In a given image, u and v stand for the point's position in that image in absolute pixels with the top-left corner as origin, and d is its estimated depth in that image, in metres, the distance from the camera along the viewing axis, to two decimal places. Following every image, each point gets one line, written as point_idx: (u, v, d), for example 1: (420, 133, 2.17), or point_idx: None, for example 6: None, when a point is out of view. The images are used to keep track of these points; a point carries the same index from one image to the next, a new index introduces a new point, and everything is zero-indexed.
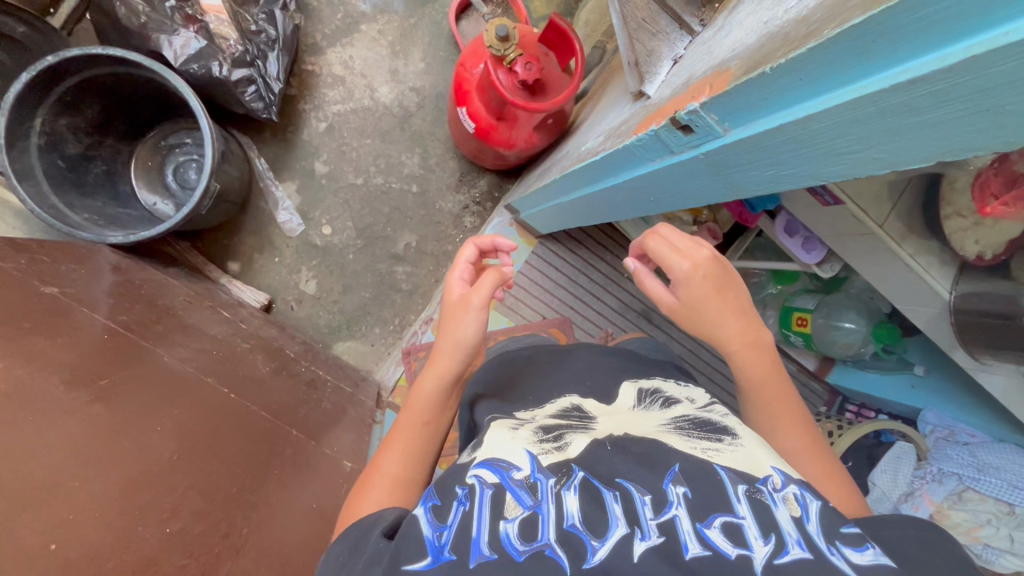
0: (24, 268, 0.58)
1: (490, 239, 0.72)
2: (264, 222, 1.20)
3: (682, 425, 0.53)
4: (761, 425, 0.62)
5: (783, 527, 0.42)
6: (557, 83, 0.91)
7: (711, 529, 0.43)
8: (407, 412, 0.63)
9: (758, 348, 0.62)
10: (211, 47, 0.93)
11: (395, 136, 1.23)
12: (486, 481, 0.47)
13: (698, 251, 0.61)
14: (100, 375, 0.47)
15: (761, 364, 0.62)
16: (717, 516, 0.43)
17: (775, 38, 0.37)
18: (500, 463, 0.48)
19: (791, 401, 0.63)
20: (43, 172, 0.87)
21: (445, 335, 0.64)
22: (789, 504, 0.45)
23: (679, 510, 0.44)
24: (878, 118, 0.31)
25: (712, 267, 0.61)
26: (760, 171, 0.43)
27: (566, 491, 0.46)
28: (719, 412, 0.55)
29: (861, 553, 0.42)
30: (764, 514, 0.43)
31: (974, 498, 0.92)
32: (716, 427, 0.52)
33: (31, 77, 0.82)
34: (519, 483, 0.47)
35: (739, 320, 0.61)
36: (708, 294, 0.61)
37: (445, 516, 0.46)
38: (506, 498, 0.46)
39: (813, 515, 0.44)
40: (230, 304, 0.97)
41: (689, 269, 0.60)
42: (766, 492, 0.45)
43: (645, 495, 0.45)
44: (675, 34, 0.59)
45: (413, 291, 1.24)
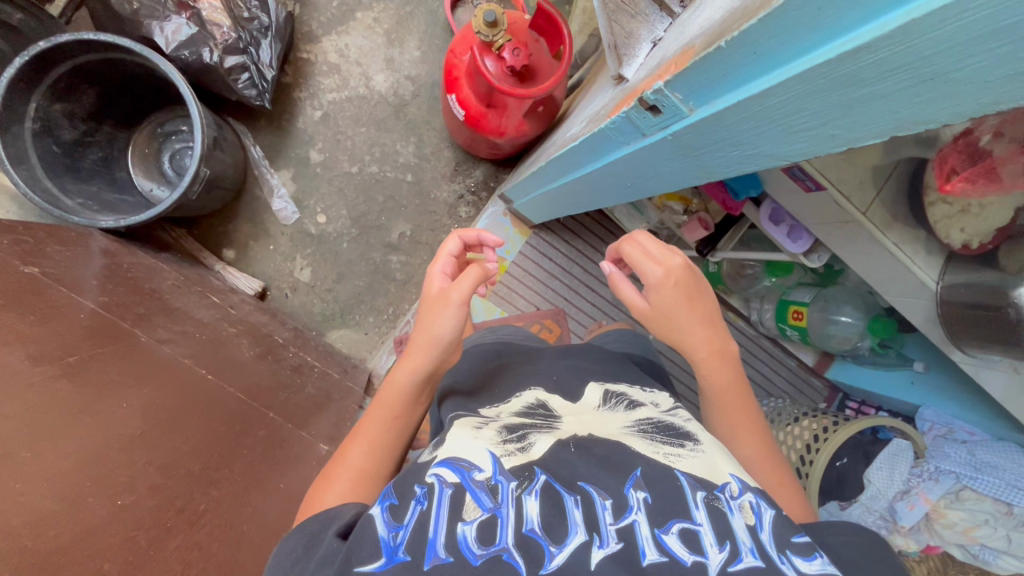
0: (5, 247, 0.59)
1: (475, 233, 0.74)
2: (259, 210, 1.20)
3: (645, 428, 0.53)
4: (720, 431, 0.62)
5: (738, 535, 0.43)
6: (547, 69, 0.90)
7: (669, 535, 0.42)
8: (377, 406, 0.63)
9: (723, 357, 0.61)
10: (203, 33, 0.94)
11: (390, 124, 1.23)
12: (445, 480, 0.46)
13: (672, 259, 0.60)
14: (67, 353, 0.47)
15: (725, 374, 0.61)
16: (675, 522, 0.43)
17: (736, 13, 0.36)
18: (461, 462, 0.47)
19: (752, 411, 0.62)
20: (36, 157, 0.88)
21: (422, 328, 0.64)
22: (744, 512, 0.45)
23: (638, 515, 0.44)
24: (831, 91, 0.30)
25: (684, 275, 0.60)
26: (727, 151, 0.43)
27: (528, 496, 0.45)
28: (682, 416, 0.56)
29: (809, 563, 0.42)
30: (721, 522, 0.43)
31: (971, 497, 0.90)
32: (679, 432, 0.52)
33: (25, 61, 0.83)
34: (480, 484, 0.46)
35: (707, 329, 0.61)
36: (678, 302, 0.60)
37: (402, 516, 0.45)
38: (466, 500, 0.45)
39: (766, 524, 0.44)
40: (222, 290, 0.98)
41: (662, 276, 0.59)
42: (723, 500, 0.45)
43: (606, 499, 0.45)
44: (655, 16, 0.57)
45: (407, 280, 1.24)
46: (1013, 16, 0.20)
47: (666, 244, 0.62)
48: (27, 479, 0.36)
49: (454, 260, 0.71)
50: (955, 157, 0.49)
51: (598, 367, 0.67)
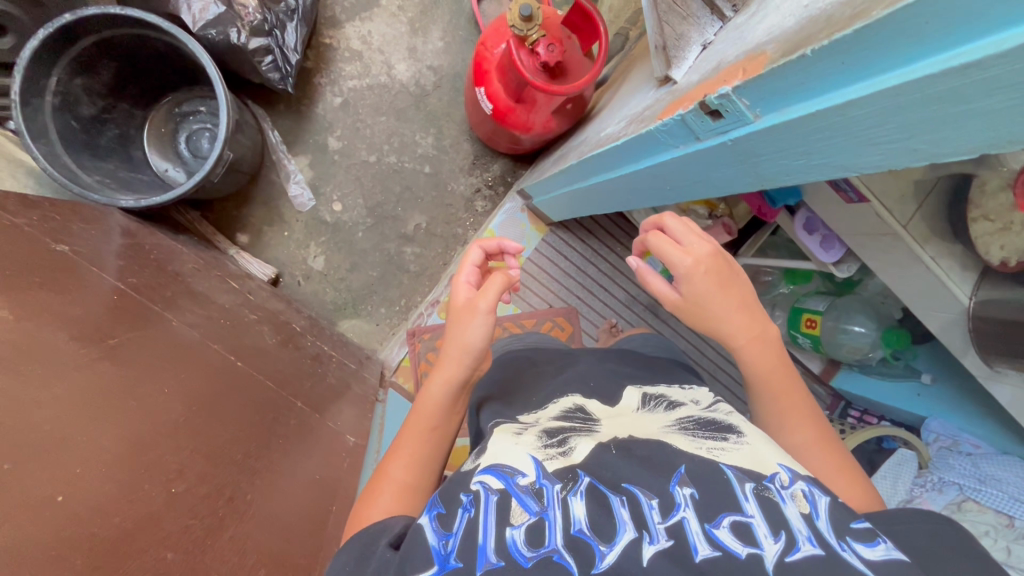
0: (36, 224, 0.58)
1: (496, 241, 0.73)
2: (274, 196, 1.19)
3: (687, 425, 0.53)
4: (770, 421, 0.63)
5: (793, 524, 0.43)
6: (579, 67, 0.89)
7: (720, 529, 0.42)
8: (414, 417, 0.64)
9: (764, 341, 0.62)
10: (230, 13, 0.91)
11: (410, 114, 1.22)
12: (490, 487, 0.47)
13: (700, 246, 0.60)
14: (109, 335, 0.47)
15: (767, 357, 0.62)
16: (726, 516, 0.43)
17: (817, 21, 0.35)
18: (505, 468, 0.49)
19: (798, 394, 0.63)
20: (56, 131, 0.87)
21: (452, 340, 0.64)
22: (797, 501, 0.45)
23: (686, 512, 0.44)
24: (924, 106, 0.30)
25: (715, 262, 0.60)
26: (788, 161, 0.42)
27: (573, 497, 0.46)
28: (723, 411, 0.56)
29: (872, 549, 0.42)
30: (773, 511, 0.43)
31: (974, 508, 0.90)
32: (720, 426, 0.53)
33: (48, 33, 0.81)
34: (524, 489, 0.47)
35: (743, 315, 0.61)
36: (711, 290, 0.60)
37: (451, 524, 0.46)
38: (512, 505, 0.45)
39: (822, 512, 0.45)
40: (239, 275, 0.96)
41: (691, 265, 0.60)
42: (774, 490, 0.45)
43: (653, 498, 0.45)
44: (705, 19, 0.57)
45: (422, 272, 1.23)
46: None
47: (697, 231, 0.62)
48: (86, 464, 0.36)
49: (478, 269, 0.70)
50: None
51: (631, 373, 0.67)
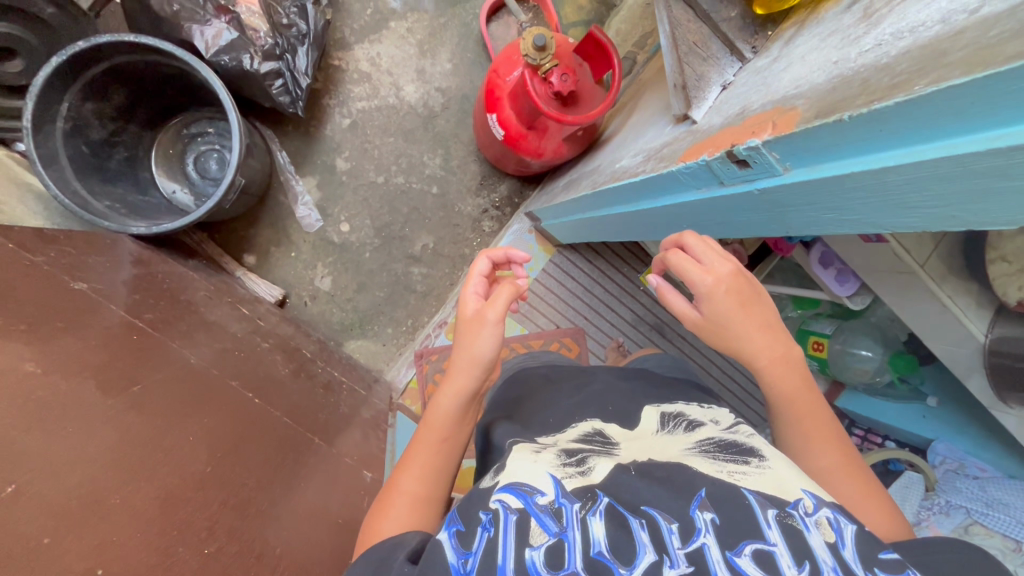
0: (53, 262, 0.57)
1: (503, 251, 0.72)
2: (282, 216, 1.18)
3: (707, 448, 0.52)
4: (794, 443, 0.62)
5: (818, 554, 0.41)
6: (591, 94, 0.90)
7: (742, 558, 0.41)
8: (426, 428, 0.63)
9: (788, 362, 0.62)
10: (243, 39, 0.92)
11: (418, 135, 1.22)
12: (509, 506, 0.46)
13: (721, 265, 0.61)
14: (132, 381, 0.47)
15: (789, 377, 0.62)
16: (748, 544, 0.42)
17: (851, 84, 0.36)
18: (523, 487, 0.48)
19: (822, 418, 0.62)
20: (66, 156, 0.86)
21: (461, 351, 0.64)
22: (822, 529, 0.44)
23: (707, 538, 0.43)
24: (967, 178, 0.30)
25: (735, 281, 0.60)
26: (820, 213, 0.43)
27: (593, 517, 0.45)
28: (745, 432, 0.55)
29: None
30: (797, 540, 0.42)
31: (981, 532, 0.91)
32: (742, 449, 0.52)
33: (62, 61, 0.81)
34: (543, 509, 0.46)
35: (765, 335, 0.61)
36: (733, 309, 0.60)
37: (470, 543, 0.45)
38: (531, 525, 0.45)
39: (848, 541, 0.43)
40: (248, 299, 0.96)
41: (712, 284, 0.60)
42: (797, 517, 0.44)
43: (673, 522, 0.44)
44: (725, 60, 0.59)
45: (428, 293, 1.23)
46: None
47: (718, 250, 0.62)
48: (121, 530, 0.38)
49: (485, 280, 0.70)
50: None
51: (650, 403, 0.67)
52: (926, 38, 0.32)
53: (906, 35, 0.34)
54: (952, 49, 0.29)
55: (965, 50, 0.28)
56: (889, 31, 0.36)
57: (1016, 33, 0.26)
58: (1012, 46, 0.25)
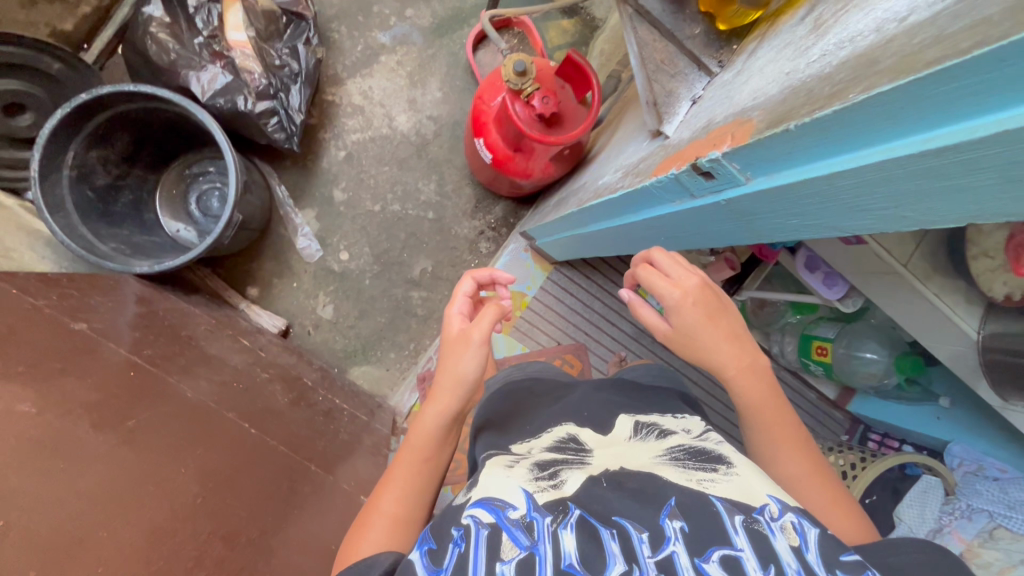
0: (56, 304, 0.59)
1: (488, 272, 0.76)
2: (283, 249, 1.21)
3: (677, 455, 0.58)
4: (764, 453, 0.64)
5: (783, 559, 0.44)
6: (574, 115, 0.92)
7: (709, 563, 0.44)
8: (406, 448, 0.65)
9: (754, 371, 0.64)
10: (237, 81, 0.96)
11: (413, 163, 1.25)
12: (481, 521, 0.48)
13: (688, 279, 0.63)
14: (127, 417, 0.48)
15: (756, 388, 0.64)
16: (715, 550, 0.45)
17: (800, 93, 0.37)
18: (496, 503, 0.50)
19: (791, 427, 0.64)
20: (72, 203, 0.90)
21: (446, 370, 0.66)
22: (787, 533, 0.47)
23: (676, 545, 0.46)
24: (908, 180, 0.30)
25: (703, 294, 0.63)
26: (783, 220, 0.44)
27: (564, 530, 0.48)
28: (713, 441, 0.60)
29: None
30: (762, 544, 0.45)
31: (1007, 536, 0.87)
32: (710, 457, 0.57)
33: (67, 112, 0.85)
34: (515, 523, 0.48)
35: (732, 345, 0.63)
36: (699, 321, 0.62)
37: (441, 560, 0.47)
38: (503, 539, 0.46)
39: (812, 544, 0.46)
40: (250, 331, 0.98)
41: (680, 297, 0.62)
42: (763, 522, 0.48)
43: (643, 532, 0.48)
44: (693, 75, 0.60)
45: (429, 316, 1.25)
46: None
47: (685, 263, 0.64)
48: (107, 564, 0.39)
49: (469, 300, 0.73)
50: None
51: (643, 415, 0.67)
52: (863, 47, 0.33)
53: (847, 45, 0.35)
54: (882, 57, 0.30)
55: (893, 58, 0.29)
56: (834, 40, 0.37)
57: (934, 41, 0.27)
58: (930, 53, 0.26)
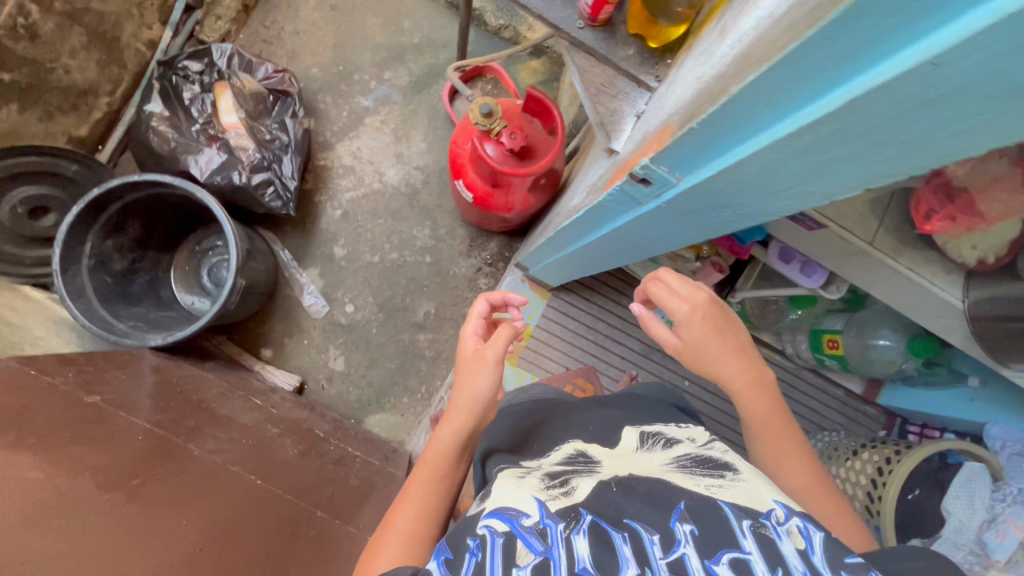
0: (71, 381, 0.64)
1: (500, 295, 0.84)
2: (291, 308, 1.26)
3: (685, 463, 0.61)
4: (768, 464, 0.66)
5: (790, 561, 0.49)
6: (544, 145, 0.96)
7: (719, 565, 0.48)
8: (425, 466, 0.72)
9: (760, 385, 0.66)
10: (231, 159, 1.04)
11: (405, 212, 1.31)
12: (496, 531, 0.51)
13: (696, 294, 0.67)
14: (133, 476, 0.52)
15: (762, 400, 0.66)
16: (725, 553, 0.49)
17: (702, 93, 0.39)
18: (510, 512, 0.53)
19: (794, 439, 0.67)
20: (92, 289, 0.98)
21: (462, 389, 0.74)
22: (792, 537, 0.52)
23: (687, 547, 0.50)
24: (799, 157, 0.33)
25: (710, 308, 0.66)
26: (719, 212, 0.46)
27: (576, 535, 0.51)
28: (719, 449, 0.64)
29: None
30: (770, 548, 0.50)
31: None
32: (717, 464, 0.61)
33: (82, 208, 0.93)
34: (529, 530, 0.51)
35: (739, 359, 0.66)
36: (707, 335, 0.66)
37: (459, 569, 0.49)
38: (518, 546, 0.49)
39: (817, 547, 0.51)
40: (262, 390, 1.02)
41: (688, 311, 0.66)
42: (770, 527, 0.52)
43: (654, 534, 0.51)
44: (635, 93, 0.64)
45: (438, 357, 1.28)
46: (938, 91, 0.22)
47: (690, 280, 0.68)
48: None
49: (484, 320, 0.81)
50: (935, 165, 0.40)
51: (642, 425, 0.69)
52: (747, 42, 0.35)
53: (738, 42, 0.38)
54: (755, 50, 0.33)
55: (761, 50, 0.32)
56: (730, 40, 0.40)
57: (789, 27, 0.29)
58: (785, 38, 0.29)
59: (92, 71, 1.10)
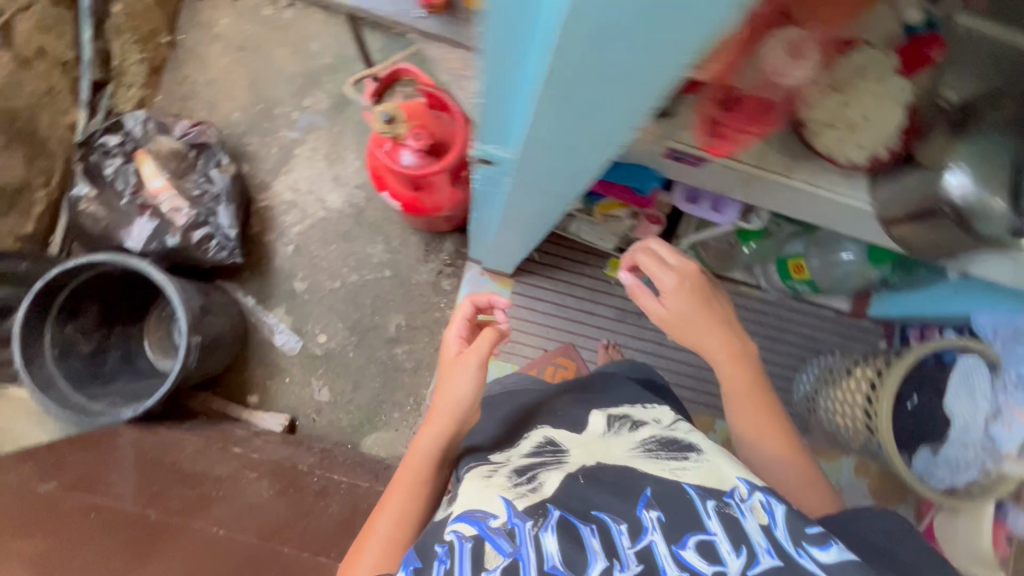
0: (25, 475, 0.68)
1: (486, 298, 0.85)
2: (266, 351, 1.28)
3: (651, 447, 0.68)
4: (749, 437, 0.77)
5: (753, 539, 0.54)
6: (454, 138, 0.96)
7: (686, 549, 0.54)
8: (407, 470, 0.76)
9: (740, 356, 0.78)
10: (163, 223, 1.06)
11: (355, 233, 1.31)
12: (465, 535, 0.56)
13: (682, 267, 0.80)
14: (71, 558, 0.56)
15: (743, 373, 0.78)
16: (690, 536, 0.55)
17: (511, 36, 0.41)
18: (477, 516, 0.59)
19: (773, 414, 0.77)
20: (62, 376, 1.01)
21: (445, 395, 0.77)
22: (756, 513, 0.57)
23: (654, 535, 0.56)
24: (579, 80, 0.35)
25: (692, 282, 0.79)
26: (562, 156, 0.48)
27: (544, 532, 0.55)
28: (681, 430, 0.72)
29: (826, 551, 0.53)
30: (733, 526, 0.55)
31: None
32: (681, 445, 0.68)
33: (30, 302, 0.96)
34: (497, 531, 0.55)
35: (721, 334, 0.78)
36: (692, 306, 0.78)
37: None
38: (487, 548, 0.54)
39: (779, 520, 0.56)
40: (244, 437, 1.04)
41: (675, 281, 0.78)
42: (733, 505, 0.58)
43: (621, 523, 0.57)
44: None
45: (418, 366, 1.29)
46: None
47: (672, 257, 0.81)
48: None
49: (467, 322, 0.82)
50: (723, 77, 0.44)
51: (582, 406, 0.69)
52: None
53: None
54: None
55: None
56: None
57: None
58: None
59: (19, 169, 1.12)
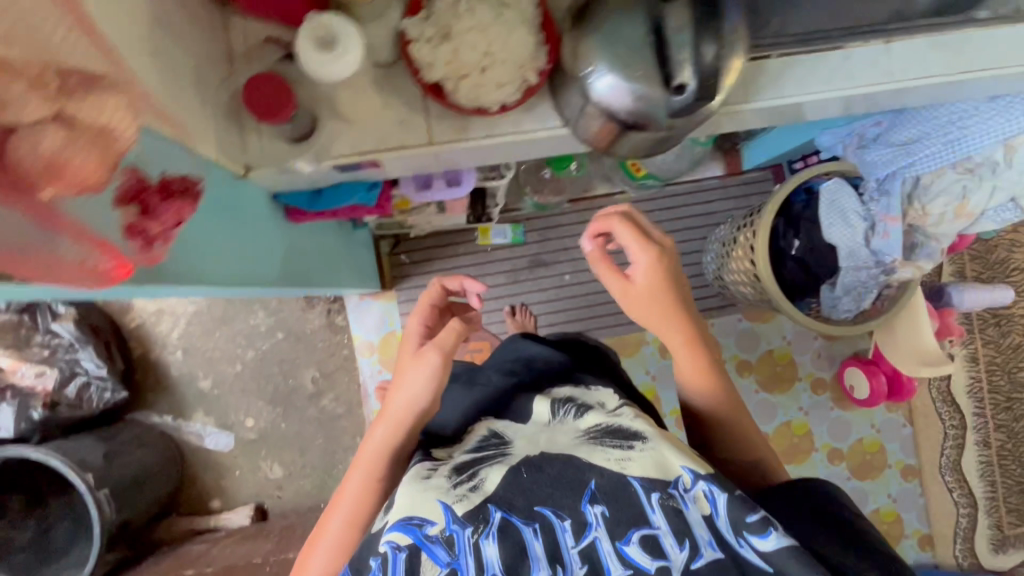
0: None
1: (458, 282, 0.76)
2: (205, 456, 1.28)
3: (595, 435, 0.59)
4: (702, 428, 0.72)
5: (696, 531, 0.52)
6: None
7: (630, 546, 0.52)
8: (359, 464, 0.64)
9: (699, 344, 0.68)
10: (22, 399, 1.05)
11: (232, 312, 1.28)
12: (398, 544, 0.50)
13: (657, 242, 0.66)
14: None
15: (701, 364, 0.69)
16: (634, 532, 0.53)
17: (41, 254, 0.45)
18: (412, 521, 0.52)
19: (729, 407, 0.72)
20: None
21: (401, 390, 0.64)
22: (698, 502, 0.54)
23: (598, 531, 0.53)
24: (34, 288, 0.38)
25: (664, 261, 0.65)
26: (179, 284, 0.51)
27: (485, 540, 0.51)
28: (626, 414, 0.62)
29: (765, 539, 0.51)
30: (678, 519, 0.53)
31: (931, 178, 0.85)
32: (626, 433, 0.59)
33: None
34: (434, 539, 0.51)
35: (685, 322, 0.67)
36: (666, 284, 0.65)
37: None
38: (422, 559, 0.50)
39: (720, 508, 0.53)
40: (198, 554, 1.07)
41: (646, 258, 0.64)
42: (678, 497, 0.54)
43: (565, 521, 0.53)
44: None
45: (350, 408, 1.28)
46: None
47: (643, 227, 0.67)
48: None
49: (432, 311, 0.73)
50: (118, 181, 0.39)
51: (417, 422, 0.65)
52: None
53: None
54: None
55: None
56: None
57: None
58: None
59: None
